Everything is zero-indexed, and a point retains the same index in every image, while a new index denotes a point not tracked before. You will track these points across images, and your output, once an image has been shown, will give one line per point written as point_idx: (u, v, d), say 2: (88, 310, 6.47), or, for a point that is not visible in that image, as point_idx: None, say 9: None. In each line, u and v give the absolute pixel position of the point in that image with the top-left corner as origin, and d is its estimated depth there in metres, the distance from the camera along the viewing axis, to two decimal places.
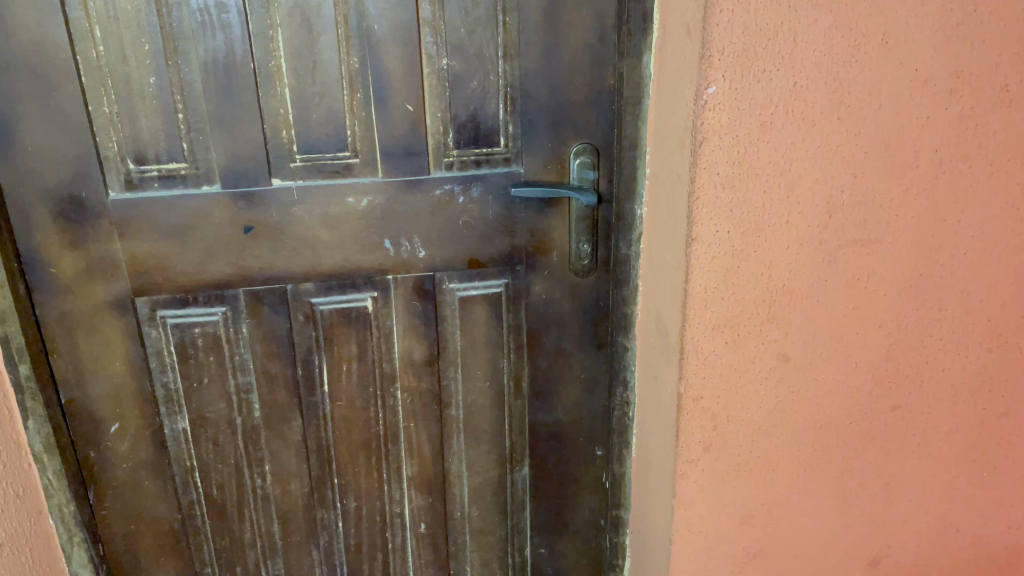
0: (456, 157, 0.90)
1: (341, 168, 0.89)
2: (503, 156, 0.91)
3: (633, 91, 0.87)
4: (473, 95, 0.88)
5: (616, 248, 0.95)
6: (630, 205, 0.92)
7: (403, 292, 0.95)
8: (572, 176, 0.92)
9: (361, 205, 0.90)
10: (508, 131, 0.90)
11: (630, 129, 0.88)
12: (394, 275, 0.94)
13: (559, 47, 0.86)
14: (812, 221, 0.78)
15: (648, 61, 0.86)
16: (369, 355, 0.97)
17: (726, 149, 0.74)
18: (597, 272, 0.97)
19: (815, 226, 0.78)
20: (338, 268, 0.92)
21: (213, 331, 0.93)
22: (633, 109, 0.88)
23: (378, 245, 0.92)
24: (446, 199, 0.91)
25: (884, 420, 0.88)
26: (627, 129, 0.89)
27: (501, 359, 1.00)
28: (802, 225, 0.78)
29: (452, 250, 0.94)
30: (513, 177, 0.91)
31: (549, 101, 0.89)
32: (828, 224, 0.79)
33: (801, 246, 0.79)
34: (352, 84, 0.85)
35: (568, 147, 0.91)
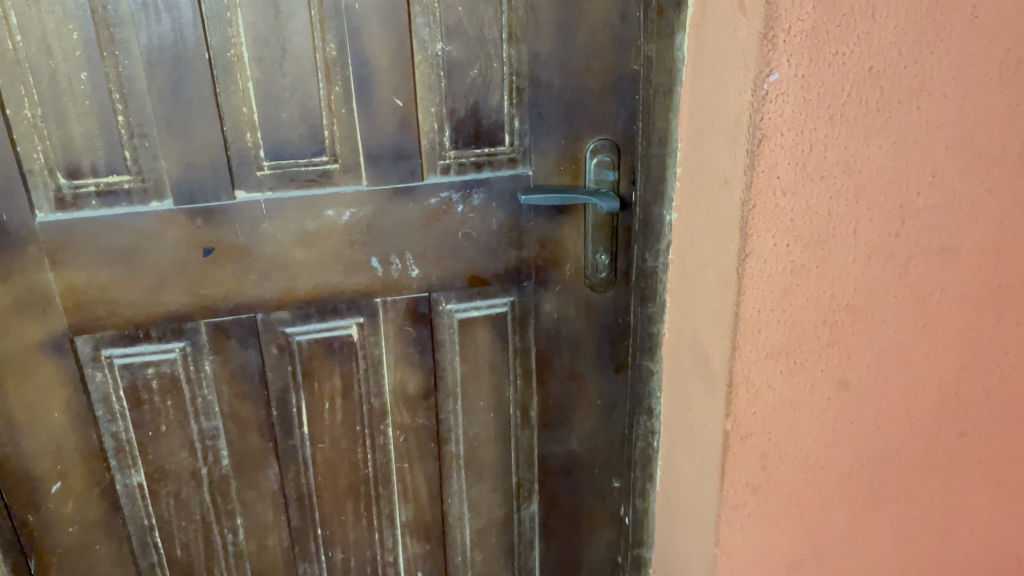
0: (453, 159, 0.76)
1: (318, 176, 0.74)
2: (508, 156, 0.78)
3: (663, 78, 0.73)
4: (473, 85, 0.74)
5: (640, 260, 0.81)
6: (658, 210, 0.77)
7: (394, 317, 0.81)
8: (588, 177, 0.79)
9: (343, 218, 0.76)
10: (514, 128, 0.76)
11: (660, 123, 0.74)
12: (383, 296, 0.80)
13: (575, 26, 0.73)
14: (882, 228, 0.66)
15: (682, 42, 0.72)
16: (354, 390, 0.84)
17: (788, 148, 0.62)
18: (616, 286, 0.84)
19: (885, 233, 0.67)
20: (317, 292, 0.79)
21: (170, 371, 0.79)
22: (664, 99, 0.73)
23: (364, 264, 0.78)
24: (442, 208, 0.78)
25: (950, 448, 0.78)
26: (657, 123, 0.74)
27: (507, 386, 0.88)
28: (871, 234, 0.66)
29: (451, 266, 0.80)
30: (520, 181, 0.78)
31: (563, 90, 0.75)
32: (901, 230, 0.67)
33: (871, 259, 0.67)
34: (329, 75, 0.71)
35: (584, 144, 0.77)
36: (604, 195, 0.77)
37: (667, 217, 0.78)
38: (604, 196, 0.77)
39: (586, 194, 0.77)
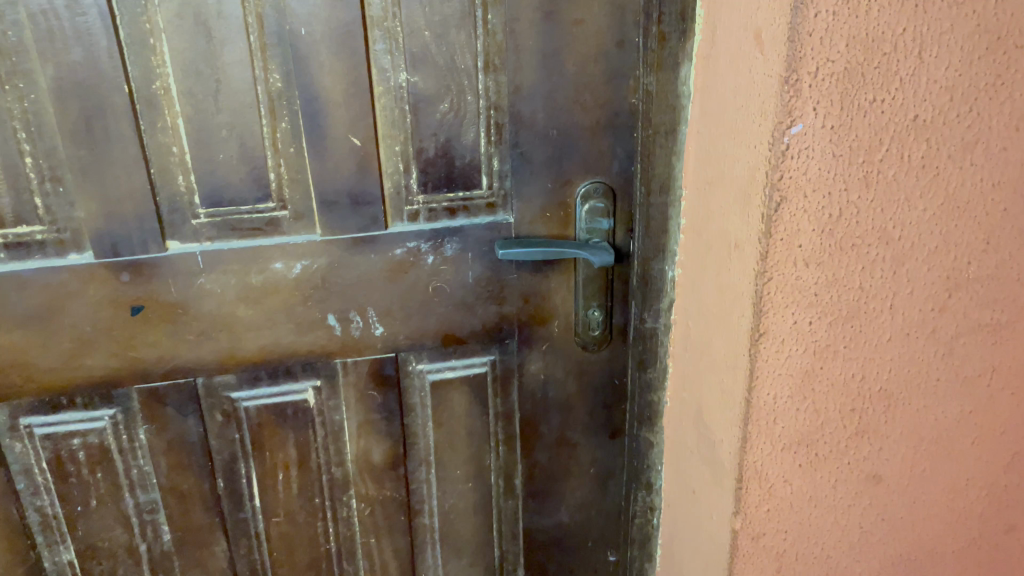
0: (422, 205, 0.66)
1: (263, 224, 0.64)
2: (486, 201, 0.67)
3: (665, 113, 0.62)
4: (444, 121, 0.63)
5: (638, 319, 0.70)
6: (658, 265, 0.67)
7: (355, 380, 0.71)
8: (578, 225, 0.68)
9: (293, 272, 0.66)
10: (492, 169, 0.66)
11: (661, 166, 0.64)
12: (342, 358, 0.70)
13: (563, 53, 0.62)
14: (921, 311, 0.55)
15: (687, 74, 0.62)
16: (312, 459, 0.74)
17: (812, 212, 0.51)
18: (611, 346, 0.73)
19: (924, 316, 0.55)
20: (265, 353, 0.68)
21: (100, 441, 0.69)
22: (665, 139, 0.63)
23: (319, 322, 0.68)
24: (409, 260, 0.67)
25: (994, 544, 0.67)
26: (657, 166, 0.64)
27: (487, 454, 0.77)
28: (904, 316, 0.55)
29: (420, 324, 0.70)
30: (499, 229, 0.68)
31: (548, 128, 0.64)
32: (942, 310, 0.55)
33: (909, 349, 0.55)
34: (273, 110, 0.61)
35: (573, 187, 0.67)
36: (597, 247, 0.67)
37: (669, 272, 0.68)
38: (598, 246, 0.67)
39: (576, 245, 0.66)
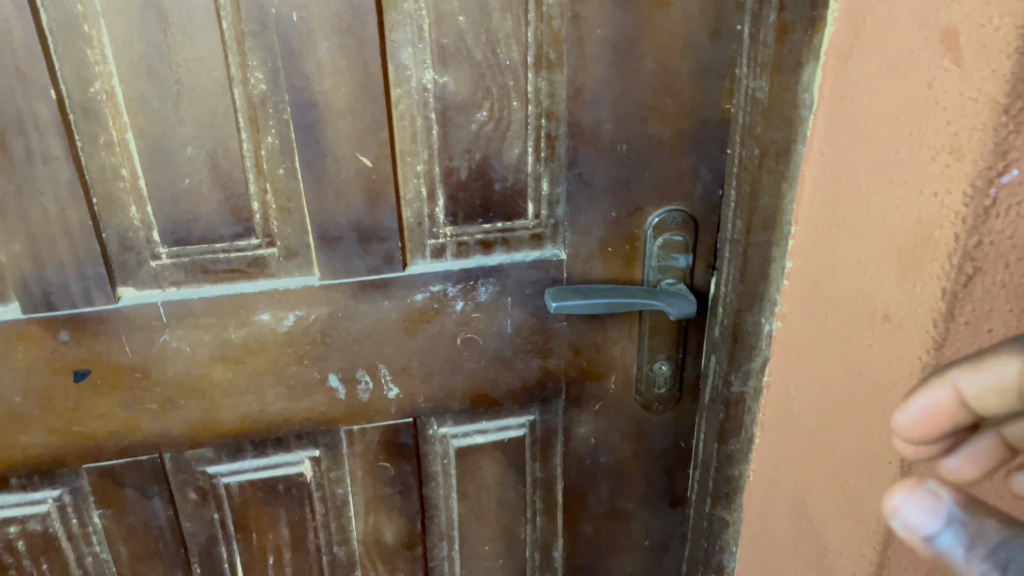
0: (450, 238, 0.51)
1: (245, 265, 0.49)
2: (531, 232, 0.52)
3: (777, 132, 0.46)
4: (481, 133, 0.48)
5: (721, 382, 0.54)
6: (752, 318, 0.51)
7: (363, 451, 0.57)
8: (648, 263, 0.53)
9: (284, 325, 0.51)
10: (540, 193, 0.51)
11: (767, 197, 0.48)
12: (347, 426, 0.56)
13: (641, 46, 0.47)
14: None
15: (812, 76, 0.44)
16: (310, 539, 0.60)
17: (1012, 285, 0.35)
18: (679, 404, 0.59)
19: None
20: (249, 423, 0.54)
21: (43, 530, 0.55)
22: (776, 163, 0.47)
23: (317, 384, 0.54)
24: (432, 308, 0.53)
25: None
26: (762, 198, 0.48)
27: (521, 527, 0.64)
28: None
29: (444, 383, 0.56)
30: (548, 268, 0.53)
31: (615, 142, 0.49)
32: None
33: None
34: (255, 120, 0.45)
35: (644, 217, 0.52)
36: (674, 292, 0.53)
37: (764, 326, 0.52)
38: (673, 297, 0.52)
39: (648, 293, 0.52)
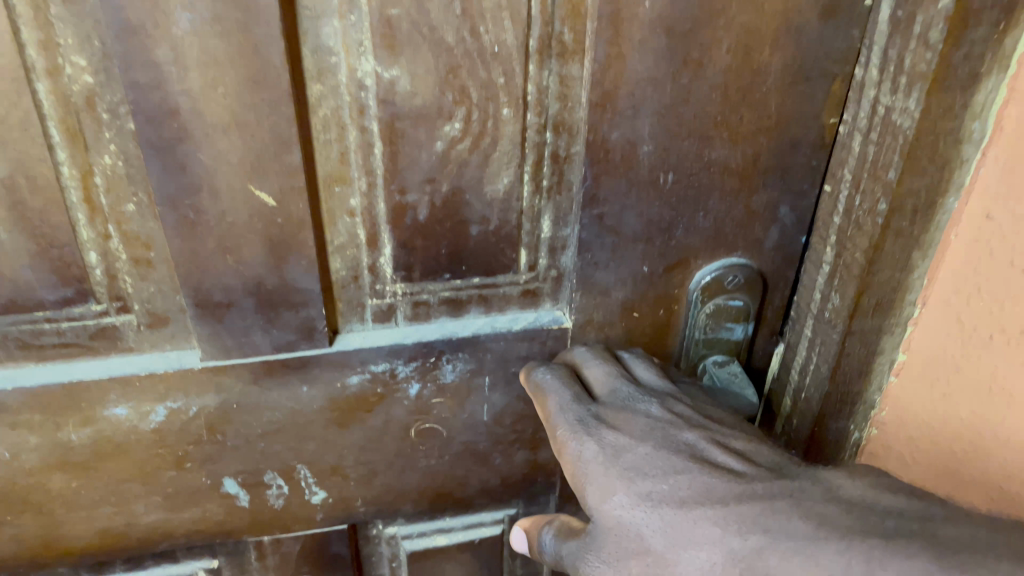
0: (403, 297, 0.35)
1: (86, 339, 0.33)
2: (521, 287, 0.36)
3: (919, 178, 0.30)
4: (453, 155, 0.31)
5: None
6: (837, 426, 0.36)
7: (281, 563, 0.42)
8: (689, 332, 0.37)
9: (150, 421, 0.34)
10: (536, 237, 0.34)
11: (886, 266, 0.32)
12: (256, 536, 0.40)
13: (713, 30, 0.29)
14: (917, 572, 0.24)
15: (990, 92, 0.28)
16: None
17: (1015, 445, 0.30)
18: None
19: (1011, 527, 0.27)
20: (112, 539, 0.38)
21: None
22: (909, 221, 0.31)
23: (211, 493, 0.38)
24: (375, 393, 0.36)
25: None
26: (881, 269, 0.32)
27: None
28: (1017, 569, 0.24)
29: (392, 483, 0.40)
30: (544, 341, 0.37)
31: (658, 172, 0.32)
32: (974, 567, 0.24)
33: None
34: (81, 134, 0.28)
35: (689, 276, 0.36)
36: (716, 380, 0.37)
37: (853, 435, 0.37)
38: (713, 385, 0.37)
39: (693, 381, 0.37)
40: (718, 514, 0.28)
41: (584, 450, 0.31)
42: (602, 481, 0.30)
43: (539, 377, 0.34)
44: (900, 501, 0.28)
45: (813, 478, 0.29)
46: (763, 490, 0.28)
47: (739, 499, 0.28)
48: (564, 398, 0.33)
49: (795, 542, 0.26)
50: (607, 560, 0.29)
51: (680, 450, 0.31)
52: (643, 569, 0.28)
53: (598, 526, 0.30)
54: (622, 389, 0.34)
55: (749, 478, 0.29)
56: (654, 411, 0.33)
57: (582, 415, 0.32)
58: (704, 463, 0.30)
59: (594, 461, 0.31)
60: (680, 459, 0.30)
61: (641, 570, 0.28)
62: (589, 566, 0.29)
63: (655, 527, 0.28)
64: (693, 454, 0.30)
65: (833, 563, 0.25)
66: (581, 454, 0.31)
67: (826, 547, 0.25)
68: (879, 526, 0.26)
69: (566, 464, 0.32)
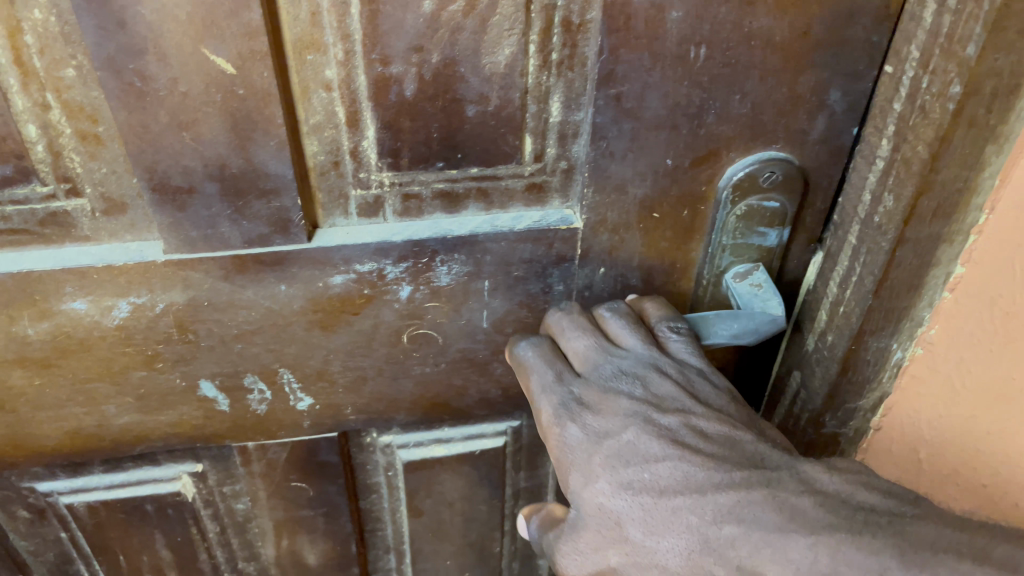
0: (391, 187, 0.31)
1: (35, 224, 0.29)
2: (526, 181, 0.32)
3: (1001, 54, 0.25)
4: (444, 19, 0.26)
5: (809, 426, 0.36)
6: (877, 343, 0.32)
7: (268, 471, 0.39)
8: (715, 237, 0.33)
9: (113, 319, 0.31)
10: (544, 121, 0.30)
11: (951, 161, 0.27)
12: (239, 442, 0.38)
13: None
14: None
15: None
16: (204, 560, 0.44)
17: None
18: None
19: (984, 528, 0.24)
20: (84, 440, 0.36)
21: None
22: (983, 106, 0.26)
23: (186, 396, 0.35)
24: (361, 295, 0.33)
25: None
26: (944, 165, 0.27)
27: (496, 540, 0.48)
28: (978, 573, 0.21)
29: (384, 392, 0.37)
30: (551, 243, 0.33)
31: (688, 46, 0.27)
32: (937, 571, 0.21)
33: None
34: None
35: (718, 172, 0.31)
36: (739, 299, 0.34)
37: (894, 354, 0.33)
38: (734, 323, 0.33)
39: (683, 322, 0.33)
40: (694, 503, 0.26)
41: (565, 437, 0.29)
42: (582, 468, 0.28)
43: (522, 353, 0.32)
44: (875, 498, 0.25)
45: (793, 468, 0.27)
46: (741, 477, 0.26)
47: (716, 488, 0.26)
48: (546, 379, 0.31)
49: (765, 534, 0.24)
50: (584, 550, 0.28)
51: (661, 433, 0.28)
52: (623, 558, 0.27)
53: (578, 513, 0.28)
54: (606, 365, 0.31)
55: (728, 464, 0.27)
56: (641, 387, 0.30)
57: (564, 397, 0.30)
58: (684, 448, 0.28)
59: (574, 446, 0.29)
60: (659, 444, 0.28)
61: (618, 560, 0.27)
62: (566, 555, 0.28)
63: (631, 517, 0.27)
64: (675, 437, 0.28)
65: (800, 556, 0.23)
66: (562, 437, 0.29)
67: (793, 539, 0.23)
68: (850, 517, 0.24)
69: (549, 449, 0.30)
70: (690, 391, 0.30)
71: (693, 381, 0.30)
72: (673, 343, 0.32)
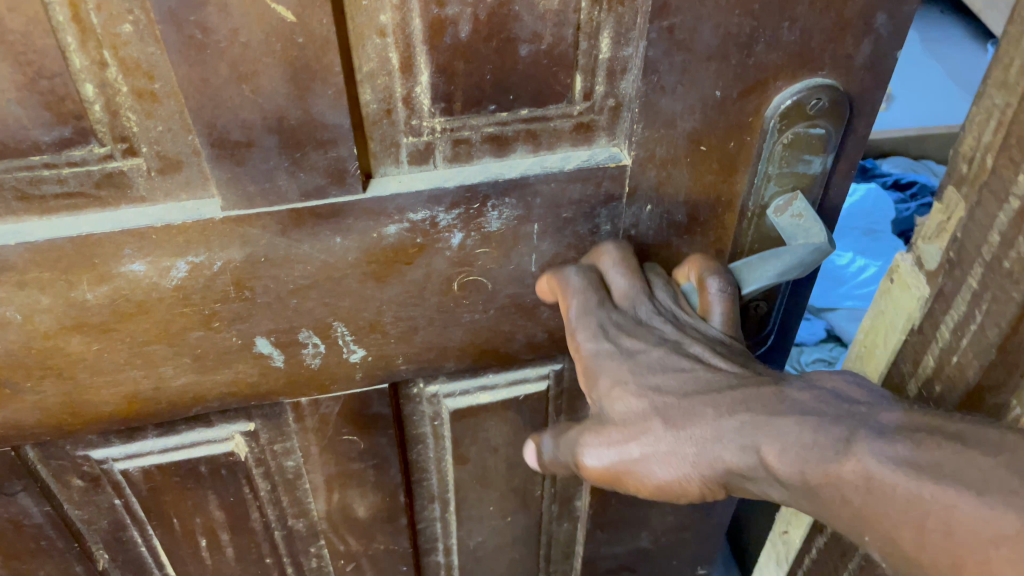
0: (442, 133, 0.31)
1: (92, 186, 0.29)
2: (574, 121, 0.32)
3: None
4: None
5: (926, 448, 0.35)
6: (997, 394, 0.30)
7: (320, 426, 0.40)
8: (761, 168, 0.33)
9: (171, 279, 0.31)
10: (594, 59, 0.30)
11: None
12: (292, 398, 0.38)
13: None
14: (855, 442, 0.25)
15: None
16: (255, 518, 0.45)
17: None
18: (783, 331, 0.42)
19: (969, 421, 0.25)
20: (143, 404, 0.36)
21: None
22: None
23: (242, 354, 0.35)
24: (413, 244, 0.33)
25: None
26: None
27: (536, 483, 0.49)
28: (949, 447, 0.23)
29: (434, 341, 0.37)
30: (599, 183, 0.33)
31: None
32: (909, 443, 0.24)
33: (955, 533, 0.22)
34: None
35: (767, 102, 0.31)
36: (782, 231, 0.34)
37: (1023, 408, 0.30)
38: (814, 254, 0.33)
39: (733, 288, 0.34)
40: (712, 400, 0.29)
41: (598, 348, 0.32)
42: (611, 373, 0.31)
43: (564, 275, 0.34)
44: (873, 393, 0.27)
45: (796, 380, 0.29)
46: (750, 382, 0.29)
47: (731, 389, 0.29)
48: (589, 303, 0.33)
49: (772, 417, 0.27)
50: (606, 443, 0.30)
51: (682, 355, 0.31)
52: (641, 448, 0.29)
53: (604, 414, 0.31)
54: (640, 305, 0.33)
55: (741, 376, 0.30)
56: (665, 326, 0.33)
57: (603, 321, 0.32)
58: (699, 365, 0.31)
59: (603, 360, 0.32)
60: (678, 362, 0.31)
61: (638, 451, 0.29)
62: (586, 447, 0.31)
63: (655, 411, 0.30)
64: (691, 359, 0.31)
65: (801, 431, 0.26)
66: (592, 352, 0.32)
67: (795, 418, 0.26)
68: (848, 406, 0.26)
69: (578, 359, 0.33)
70: (707, 336, 0.33)
71: (716, 331, 0.33)
72: (716, 303, 0.33)
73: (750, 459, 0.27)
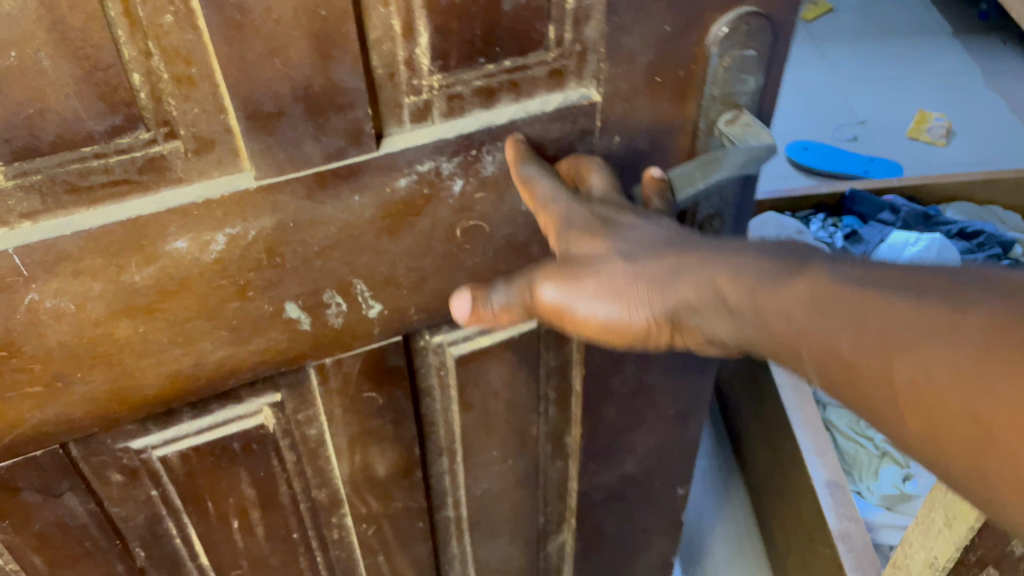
0: (439, 90, 0.35)
1: (137, 172, 0.32)
2: (548, 67, 0.37)
3: None
4: None
5: None
6: None
7: (344, 386, 0.43)
8: (711, 91, 0.40)
9: (212, 252, 0.34)
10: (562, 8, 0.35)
11: None
12: (318, 361, 0.41)
13: None
14: (801, 266, 0.30)
15: None
16: (283, 493, 0.48)
17: None
18: None
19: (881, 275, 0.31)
20: (184, 383, 0.39)
21: None
22: None
23: (273, 321, 0.38)
24: (422, 196, 0.37)
25: None
26: None
27: (533, 423, 0.54)
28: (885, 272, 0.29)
29: (442, 289, 0.41)
30: (575, 119, 0.38)
31: None
32: (850, 265, 0.29)
33: (891, 336, 0.27)
34: None
35: (709, 34, 0.38)
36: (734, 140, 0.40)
37: None
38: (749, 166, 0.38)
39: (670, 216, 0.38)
40: (670, 248, 0.34)
41: (569, 205, 0.36)
42: (579, 224, 0.35)
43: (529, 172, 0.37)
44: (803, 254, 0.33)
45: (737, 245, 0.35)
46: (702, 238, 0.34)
47: (686, 242, 0.34)
48: (553, 183, 0.37)
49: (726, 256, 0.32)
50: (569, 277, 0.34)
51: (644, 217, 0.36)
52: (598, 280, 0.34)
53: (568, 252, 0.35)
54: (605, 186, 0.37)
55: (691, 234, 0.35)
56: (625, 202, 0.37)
57: (570, 192, 0.37)
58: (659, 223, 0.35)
59: (571, 211, 0.36)
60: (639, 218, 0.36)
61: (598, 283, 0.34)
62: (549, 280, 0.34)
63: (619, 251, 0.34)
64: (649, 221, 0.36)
65: (754, 263, 0.31)
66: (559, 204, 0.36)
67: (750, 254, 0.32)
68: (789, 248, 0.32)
69: (544, 218, 0.36)
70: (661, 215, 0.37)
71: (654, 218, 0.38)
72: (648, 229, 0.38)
73: (702, 293, 0.32)
